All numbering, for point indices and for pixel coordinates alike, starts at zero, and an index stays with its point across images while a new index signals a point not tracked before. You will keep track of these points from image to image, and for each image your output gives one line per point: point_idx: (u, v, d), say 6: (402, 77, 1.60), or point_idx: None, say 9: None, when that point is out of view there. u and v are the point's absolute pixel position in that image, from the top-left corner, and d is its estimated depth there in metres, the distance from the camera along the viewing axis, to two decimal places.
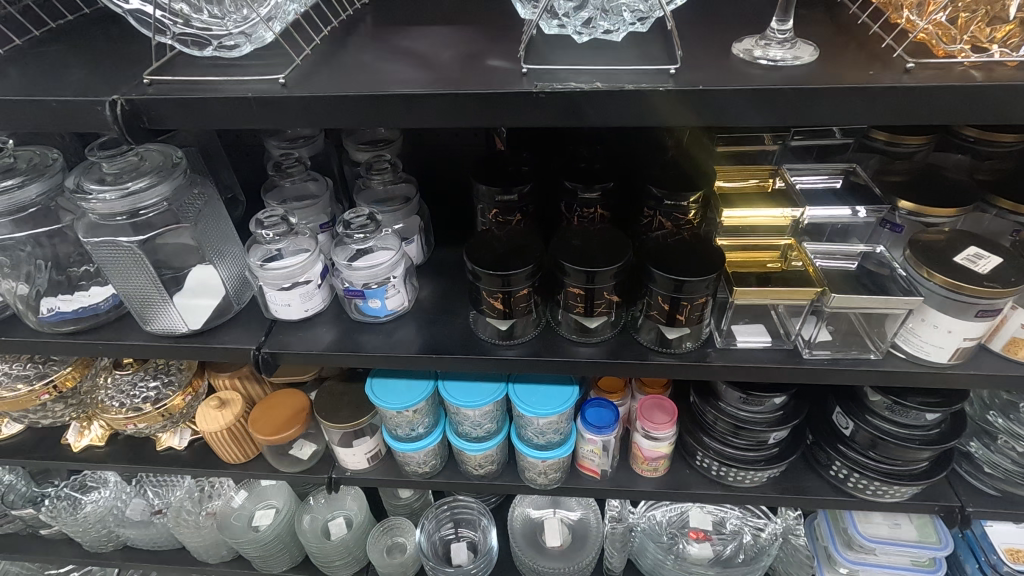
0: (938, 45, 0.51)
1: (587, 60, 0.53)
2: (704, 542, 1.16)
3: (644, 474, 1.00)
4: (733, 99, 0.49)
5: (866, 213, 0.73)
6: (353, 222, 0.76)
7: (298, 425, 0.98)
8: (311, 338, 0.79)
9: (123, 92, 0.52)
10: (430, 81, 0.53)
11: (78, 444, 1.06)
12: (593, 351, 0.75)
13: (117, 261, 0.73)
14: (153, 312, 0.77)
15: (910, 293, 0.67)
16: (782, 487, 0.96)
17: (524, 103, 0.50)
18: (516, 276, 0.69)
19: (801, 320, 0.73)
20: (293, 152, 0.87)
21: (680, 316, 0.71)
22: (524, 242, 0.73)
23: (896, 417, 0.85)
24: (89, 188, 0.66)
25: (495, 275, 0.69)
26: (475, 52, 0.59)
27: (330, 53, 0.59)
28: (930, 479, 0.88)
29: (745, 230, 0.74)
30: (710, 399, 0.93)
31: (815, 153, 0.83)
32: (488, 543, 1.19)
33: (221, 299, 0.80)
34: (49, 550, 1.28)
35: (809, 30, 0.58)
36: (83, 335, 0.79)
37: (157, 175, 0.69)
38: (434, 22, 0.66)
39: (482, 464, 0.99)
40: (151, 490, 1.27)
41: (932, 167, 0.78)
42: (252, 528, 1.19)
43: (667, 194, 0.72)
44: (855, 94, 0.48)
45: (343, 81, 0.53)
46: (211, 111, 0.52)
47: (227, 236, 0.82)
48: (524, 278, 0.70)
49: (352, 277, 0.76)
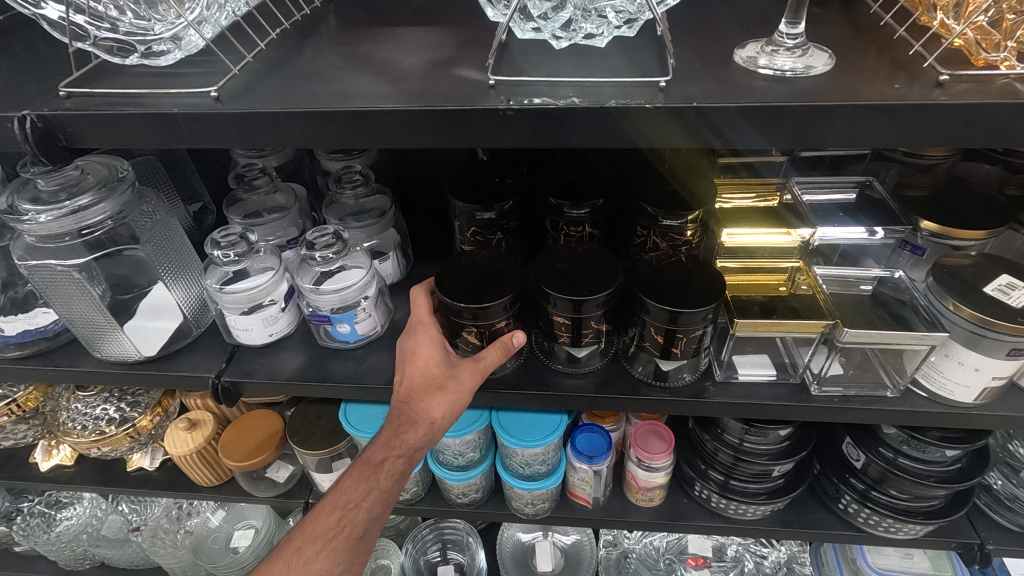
0: (976, 54, 0.44)
1: (565, 70, 0.46)
2: (703, 570, 1.09)
3: (639, 504, 0.93)
4: (732, 117, 0.42)
5: (884, 233, 0.66)
6: (317, 241, 0.70)
7: (271, 449, 0.92)
8: (276, 366, 0.73)
9: (36, 107, 0.46)
10: (384, 93, 0.46)
11: (46, 465, 1.02)
12: (580, 384, 0.69)
13: (58, 286, 0.67)
14: (104, 338, 0.71)
15: (934, 326, 0.60)
16: (786, 521, 0.89)
17: (491, 120, 0.44)
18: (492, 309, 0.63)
19: (811, 351, 0.65)
20: (258, 162, 0.80)
21: (676, 348, 0.64)
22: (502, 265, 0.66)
23: (914, 453, 0.78)
24: (23, 208, 0.60)
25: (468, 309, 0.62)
26: (441, 58, 0.52)
27: (277, 60, 0.52)
28: (947, 518, 0.81)
29: (746, 250, 0.67)
30: (709, 428, 0.87)
31: (827, 164, 0.76)
32: (476, 566, 1.13)
33: (180, 322, 0.74)
34: (25, 566, 1.24)
35: (823, 33, 0.51)
36: (30, 360, 0.73)
37: (101, 191, 0.63)
38: (400, 23, 0.59)
39: (465, 493, 0.92)
40: (128, 506, 1.22)
41: (956, 181, 0.71)
42: (230, 550, 1.14)
43: (661, 213, 0.65)
44: (877, 112, 0.41)
45: (287, 94, 0.47)
46: (136, 128, 0.46)
47: (184, 253, 0.76)
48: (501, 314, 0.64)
49: (317, 301, 0.70)
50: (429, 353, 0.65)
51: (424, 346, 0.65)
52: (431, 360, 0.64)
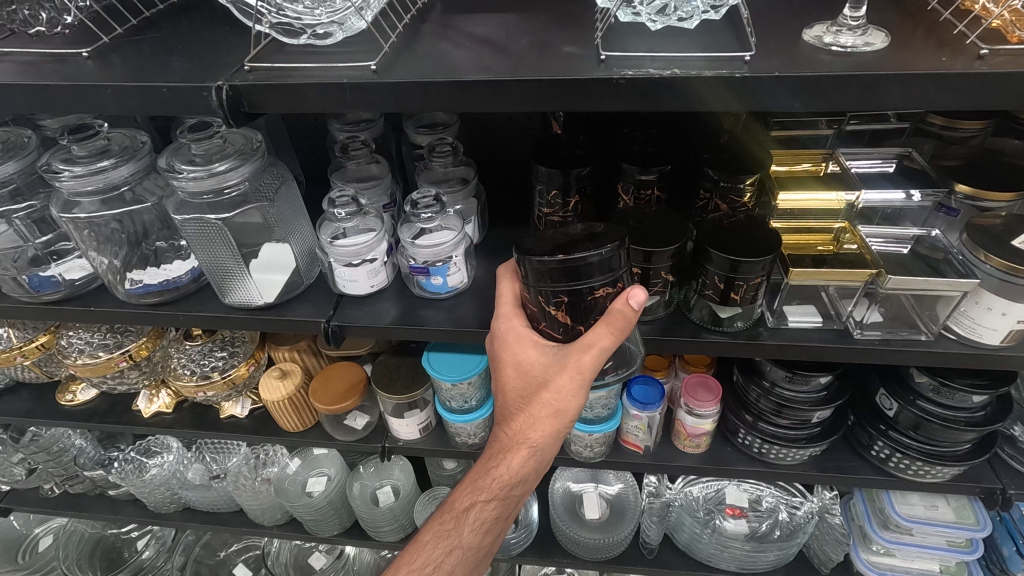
0: (1012, 32, 0.53)
1: (661, 48, 0.56)
2: (740, 518, 1.19)
3: (686, 450, 1.03)
4: (806, 84, 0.51)
5: (920, 196, 0.75)
6: (420, 202, 0.81)
7: (355, 397, 1.02)
8: (376, 313, 0.82)
9: (226, 79, 0.56)
10: (509, 66, 0.56)
11: (149, 410, 1.13)
12: (648, 328, 0.79)
13: (204, 237, 0.79)
14: (232, 284, 0.82)
15: (967, 275, 0.69)
16: (822, 466, 0.98)
17: (604, 88, 0.53)
18: (592, 268, 0.56)
19: (853, 303, 0.74)
20: (357, 135, 0.92)
21: (735, 295, 0.73)
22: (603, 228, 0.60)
23: (942, 400, 0.87)
24: (180, 167, 0.71)
25: (558, 267, 0.56)
26: (548, 38, 0.61)
27: (409, 41, 0.62)
28: (973, 461, 0.89)
29: (797, 212, 0.76)
30: (754, 378, 0.96)
31: (868, 137, 0.84)
32: (529, 517, 1.27)
33: (291, 274, 0.84)
34: (116, 509, 1.37)
35: (878, 16, 0.59)
36: (165, 306, 0.84)
37: (239, 157, 0.74)
38: (504, 9, 0.69)
39: (590, 447, 1.02)
40: (211, 455, 1.34)
41: (988, 153, 0.79)
42: (305, 494, 1.25)
43: (723, 177, 0.75)
44: (930, 80, 0.50)
45: (427, 68, 0.57)
46: (305, 95, 0.56)
47: (300, 215, 0.87)
48: (603, 283, 0.58)
49: (415, 253, 0.80)
50: (527, 351, 0.67)
51: (524, 351, 0.68)
52: (530, 357, 0.67)
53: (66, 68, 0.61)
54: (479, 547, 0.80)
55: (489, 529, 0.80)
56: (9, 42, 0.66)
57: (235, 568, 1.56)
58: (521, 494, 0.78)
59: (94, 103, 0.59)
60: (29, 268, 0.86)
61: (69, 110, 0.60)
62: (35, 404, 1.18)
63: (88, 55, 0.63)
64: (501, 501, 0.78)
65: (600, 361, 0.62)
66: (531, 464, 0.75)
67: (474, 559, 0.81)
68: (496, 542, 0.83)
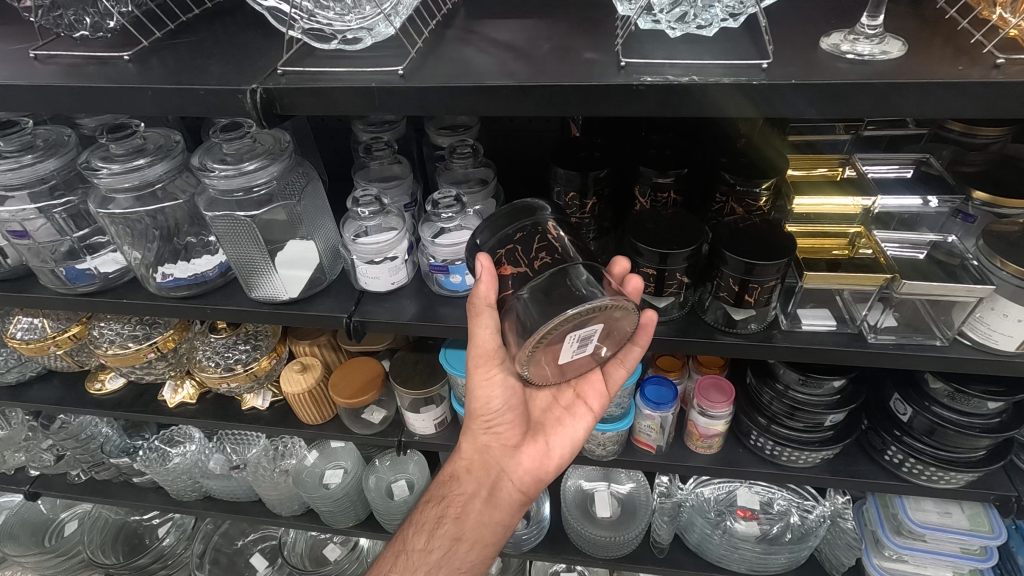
0: None
1: (679, 54, 0.57)
2: (752, 521, 1.20)
3: (698, 450, 1.04)
4: (823, 90, 0.52)
5: (938, 203, 0.76)
6: (441, 201, 0.83)
7: (373, 391, 1.05)
8: (396, 309, 0.84)
9: (259, 82, 0.59)
10: (531, 71, 0.58)
11: (174, 399, 1.16)
12: (661, 329, 0.80)
13: (233, 234, 0.82)
14: (257, 280, 0.85)
15: (982, 281, 0.70)
16: (836, 470, 0.98)
17: (624, 93, 0.54)
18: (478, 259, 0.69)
19: (867, 306, 0.75)
20: (380, 135, 0.94)
21: (748, 297, 0.74)
22: (513, 215, 0.68)
23: (956, 405, 0.87)
24: (212, 165, 0.74)
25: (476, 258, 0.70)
26: (569, 44, 0.63)
27: (435, 46, 0.64)
28: (988, 467, 0.89)
29: (812, 217, 0.77)
30: (767, 381, 0.97)
31: (885, 143, 0.85)
32: (541, 513, 1.29)
33: (314, 271, 0.86)
34: (140, 496, 1.41)
35: (896, 25, 0.60)
36: (193, 300, 0.87)
37: (268, 157, 0.76)
38: (526, 15, 0.71)
39: (603, 445, 1.03)
40: (230, 446, 1.38)
41: (1008, 159, 0.80)
42: (323, 486, 1.29)
43: (739, 180, 0.76)
44: (946, 88, 0.50)
45: (451, 73, 0.58)
46: (332, 98, 0.58)
47: (325, 213, 0.90)
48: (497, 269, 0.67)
49: (436, 252, 0.82)
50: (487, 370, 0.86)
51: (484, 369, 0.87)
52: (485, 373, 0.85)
53: (108, 71, 0.64)
54: (424, 554, 0.84)
55: (432, 536, 0.85)
56: (55, 45, 0.70)
57: (252, 558, 1.59)
58: (461, 496, 0.85)
59: (131, 103, 0.62)
60: (66, 260, 0.89)
61: (110, 110, 0.63)
62: (65, 392, 1.23)
63: (129, 58, 0.66)
64: (442, 501, 0.86)
65: (478, 346, 0.71)
66: (466, 460, 0.85)
67: (421, 567, 0.83)
68: (450, 557, 0.83)
